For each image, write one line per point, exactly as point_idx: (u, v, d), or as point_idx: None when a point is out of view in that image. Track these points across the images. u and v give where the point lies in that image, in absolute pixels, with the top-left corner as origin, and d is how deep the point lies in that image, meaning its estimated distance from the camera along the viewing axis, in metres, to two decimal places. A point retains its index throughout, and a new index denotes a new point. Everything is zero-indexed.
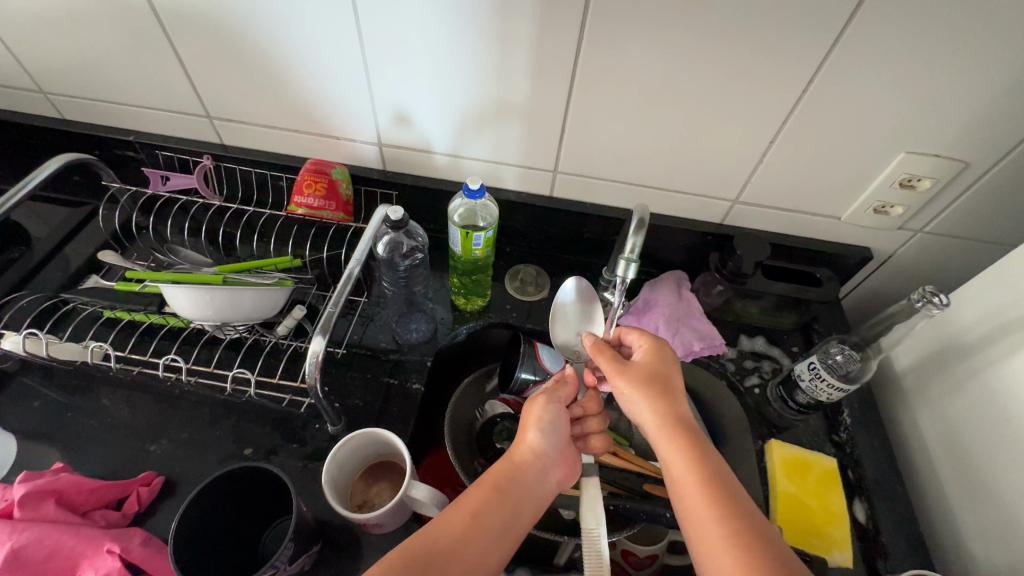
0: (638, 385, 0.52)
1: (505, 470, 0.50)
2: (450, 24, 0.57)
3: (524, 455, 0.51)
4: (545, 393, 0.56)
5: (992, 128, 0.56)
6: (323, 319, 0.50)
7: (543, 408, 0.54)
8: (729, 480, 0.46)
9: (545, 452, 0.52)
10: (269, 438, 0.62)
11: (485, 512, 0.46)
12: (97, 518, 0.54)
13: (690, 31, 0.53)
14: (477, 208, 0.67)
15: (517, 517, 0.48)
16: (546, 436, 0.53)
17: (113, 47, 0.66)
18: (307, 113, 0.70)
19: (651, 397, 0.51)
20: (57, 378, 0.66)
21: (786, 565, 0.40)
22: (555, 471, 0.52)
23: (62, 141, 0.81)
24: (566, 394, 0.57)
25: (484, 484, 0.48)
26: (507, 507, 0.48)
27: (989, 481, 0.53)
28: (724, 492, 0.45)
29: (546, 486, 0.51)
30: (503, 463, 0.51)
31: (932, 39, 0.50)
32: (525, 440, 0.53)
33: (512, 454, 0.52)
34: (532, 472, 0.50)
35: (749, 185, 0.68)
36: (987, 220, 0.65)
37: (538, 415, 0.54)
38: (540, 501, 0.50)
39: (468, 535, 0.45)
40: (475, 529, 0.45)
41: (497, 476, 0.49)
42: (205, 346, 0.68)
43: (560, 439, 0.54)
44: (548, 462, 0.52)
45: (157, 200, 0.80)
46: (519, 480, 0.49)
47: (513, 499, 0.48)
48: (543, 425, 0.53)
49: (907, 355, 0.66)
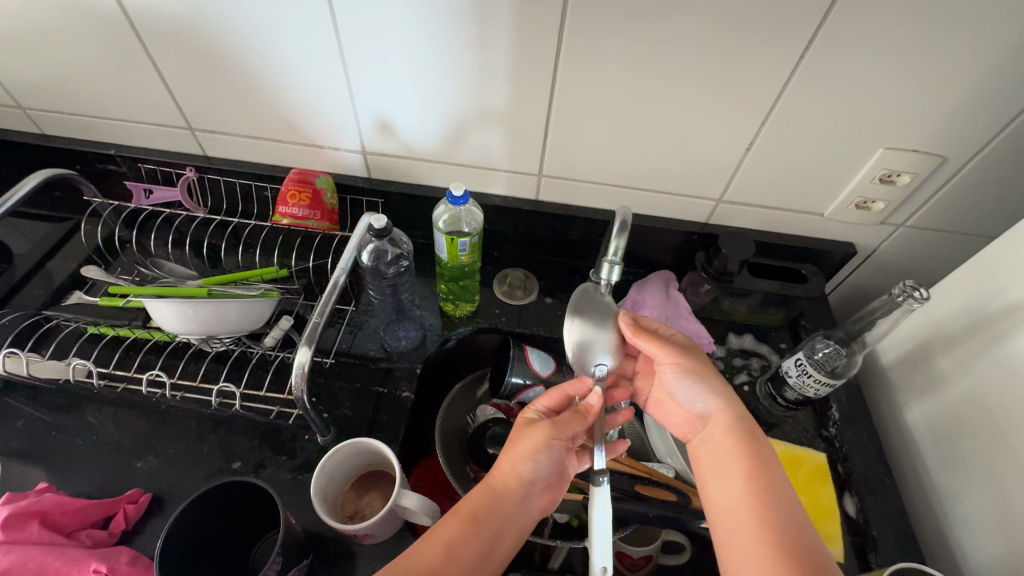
0: (691, 373, 0.55)
1: (486, 499, 0.50)
2: (428, 31, 0.57)
3: (507, 482, 0.51)
4: (549, 423, 0.54)
5: (969, 121, 0.57)
6: (308, 330, 0.50)
7: (544, 437, 0.53)
8: (774, 469, 0.49)
9: (529, 481, 0.52)
10: (258, 451, 0.61)
11: (460, 545, 0.46)
12: (83, 539, 0.53)
13: (667, 35, 0.53)
14: (462, 214, 0.67)
15: (494, 547, 0.47)
16: (535, 466, 0.52)
17: (90, 59, 0.66)
18: (291, 124, 0.70)
19: (706, 386, 0.55)
20: (42, 398, 0.65)
21: (813, 552, 0.43)
22: (537, 500, 0.52)
23: (42, 156, 0.80)
24: (571, 432, 0.54)
25: (460, 514, 0.48)
26: (485, 538, 0.47)
27: (978, 470, 0.53)
28: (767, 482, 0.48)
29: (527, 515, 0.51)
30: (482, 491, 0.51)
31: (903, 38, 0.51)
32: (511, 466, 0.52)
33: (492, 481, 0.51)
34: (514, 501, 0.50)
35: (732, 184, 0.68)
36: (967, 212, 0.66)
37: (531, 444, 0.53)
38: (519, 532, 0.50)
39: (446, 563, 0.44)
40: (453, 558, 0.45)
41: (475, 505, 0.49)
42: (191, 360, 0.67)
43: (548, 466, 0.53)
44: (529, 491, 0.52)
45: (139, 213, 0.80)
46: (496, 509, 0.49)
47: (491, 528, 0.48)
48: (535, 455, 0.52)
49: (892, 349, 0.66)
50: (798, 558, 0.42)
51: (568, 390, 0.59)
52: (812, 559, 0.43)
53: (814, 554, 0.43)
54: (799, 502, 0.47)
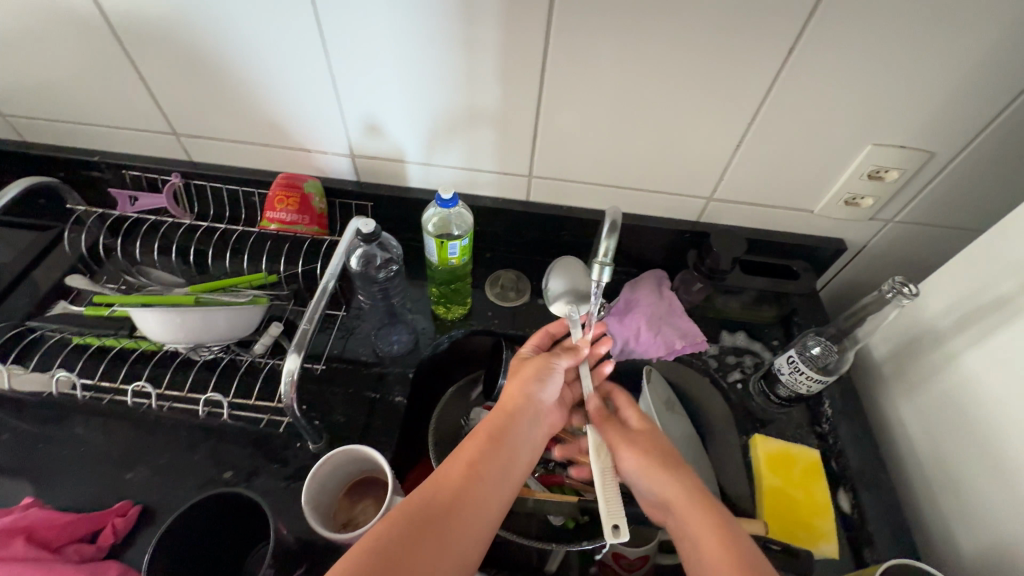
0: (644, 454, 0.53)
1: (502, 420, 0.53)
2: (414, 33, 0.56)
3: (517, 404, 0.55)
4: (544, 355, 0.60)
5: (956, 116, 0.57)
6: (298, 336, 0.50)
7: (541, 364, 0.59)
8: (747, 545, 0.45)
9: (537, 402, 0.56)
10: (250, 460, 0.61)
11: (481, 462, 0.49)
12: (70, 554, 0.52)
13: (654, 33, 0.53)
14: (452, 217, 0.67)
15: (513, 461, 0.51)
16: (540, 387, 0.57)
17: (71, 65, 0.65)
18: (277, 128, 0.69)
19: (661, 470, 0.52)
20: (27, 410, 0.64)
21: None
22: (545, 417, 0.57)
23: (24, 164, 0.78)
24: (562, 362, 0.61)
25: (480, 437, 0.51)
26: (502, 456, 0.51)
27: (971, 462, 0.53)
28: (744, 559, 0.44)
29: (539, 430, 0.56)
30: (495, 414, 0.54)
31: (888, 35, 0.51)
32: (517, 389, 0.56)
33: (502, 405, 0.55)
34: (526, 419, 0.54)
35: (723, 182, 0.68)
36: (956, 206, 0.66)
37: (532, 370, 0.58)
38: (531, 450, 0.54)
39: (468, 483, 0.47)
40: (474, 477, 0.48)
41: (491, 427, 0.52)
42: (180, 369, 0.66)
43: (551, 389, 0.58)
44: (539, 409, 0.56)
45: (125, 220, 0.78)
46: (511, 429, 0.53)
47: (508, 447, 0.51)
48: (538, 377, 0.57)
49: (884, 343, 0.67)
50: None
51: (550, 330, 0.67)
52: None
53: None
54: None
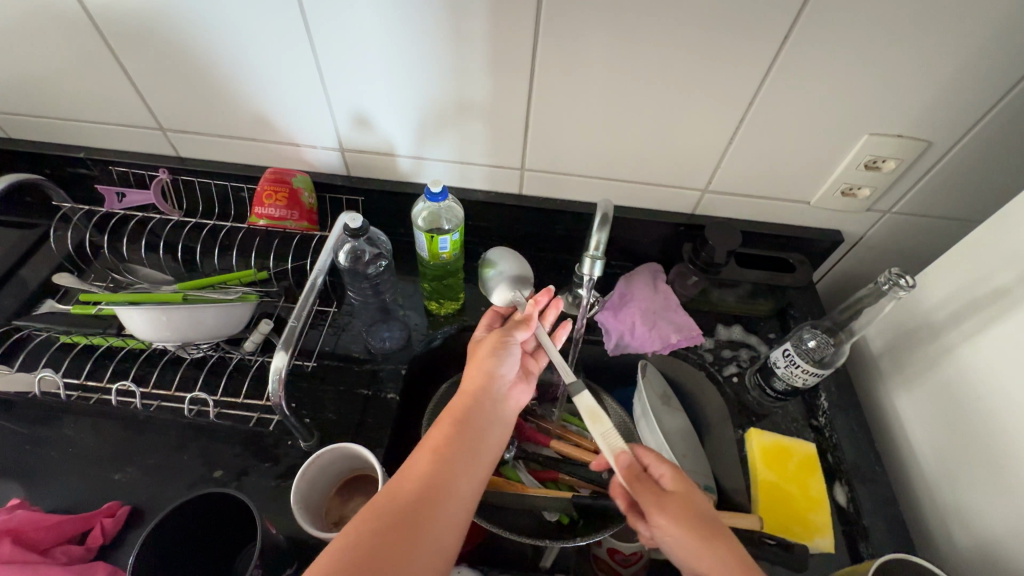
0: (686, 526, 0.45)
1: (465, 405, 0.52)
2: (401, 24, 0.55)
3: (477, 384, 0.54)
4: (497, 332, 0.58)
5: (953, 106, 0.56)
6: (285, 333, 0.49)
7: (496, 341, 0.57)
8: None
9: (499, 378, 0.55)
10: (240, 459, 0.60)
11: (449, 446, 0.49)
12: (58, 555, 0.52)
13: (646, 24, 0.52)
14: (442, 211, 0.66)
15: (480, 442, 0.50)
16: (498, 362, 0.56)
17: (52, 59, 0.63)
18: (265, 122, 0.68)
19: (704, 545, 0.44)
20: (15, 410, 0.64)
21: None
22: (512, 394, 0.56)
23: (10, 161, 0.77)
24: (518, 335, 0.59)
25: (446, 422, 0.51)
26: (469, 436, 0.50)
27: (968, 455, 0.53)
28: None
29: (506, 409, 0.55)
30: (459, 398, 0.53)
31: (884, 24, 0.50)
32: (475, 369, 0.55)
33: (465, 389, 0.54)
34: (490, 398, 0.54)
35: (718, 174, 0.68)
36: (953, 197, 0.65)
37: (489, 349, 0.57)
38: (502, 425, 0.54)
39: (436, 468, 0.47)
40: (442, 461, 0.47)
41: (456, 410, 0.52)
42: (169, 367, 0.66)
43: (511, 364, 0.57)
44: (502, 386, 0.55)
45: (113, 217, 0.77)
46: (475, 408, 0.52)
47: (474, 426, 0.51)
48: (493, 354, 0.56)
49: (881, 336, 0.66)
50: None
51: (500, 310, 0.65)
52: None
53: None
54: None
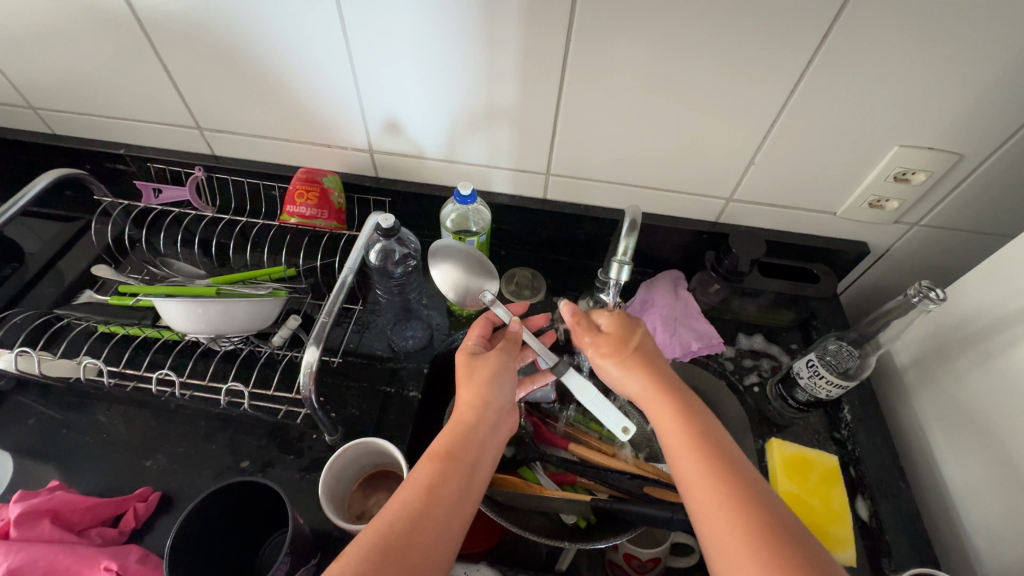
0: (616, 355, 0.53)
1: (458, 435, 0.49)
2: (434, 32, 0.57)
3: (472, 412, 0.51)
4: (500, 350, 0.56)
5: (985, 120, 0.56)
6: (316, 329, 0.50)
7: (496, 364, 0.55)
8: (711, 426, 0.47)
9: (496, 407, 0.53)
10: (266, 450, 0.62)
11: (440, 483, 0.45)
12: (93, 537, 0.54)
13: (674, 29, 0.52)
14: (469, 213, 0.70)
15: (472, 479, 0.48)
16: (495, 391, 0.53)
17: (100, 59, 0.66)
18: (298, 123, 0.70)
19: (629, 367, 0.52)
20: (53, 396, 0.66)
21: (760, 488, 0.42)
22: (503, 425, 0.54)
23: (54, 156, 0.80)
24: (517, 353, 0.57)
25: (435, 454, 0.48)
26: (462, 471, 0.47)
27: (998, 474, 0.52)
28: (709, 438, 0.45)
29: (497, 439, 0.52)
30: (450, 429, 0.50)
31: (917, 37, 0.50)
32: (467, 397, 0.52)
33: (457, 418, 0.51)
34: (486, 429, 0.51)
35: (743, 183, 0.68)
36: (984, 212, 0.64)
37: (487, 373, 0.54)
38: (493, 457, 0.51)
39: (426, 507, 0.44)
40: (433, 500, 0.44)
41: (447, 443, 0.49)
42: (201, 359, 0.68)
43: (510, 389, 0.55)
44: (499, 415, 0.53)
45: (150, 212, 0.80)
46: (470, 440, 0.49)
47: (467, 461, 0.48)
48: (491, 381, 0.53)
49: (906, 350, 0.65)
50: (754, 513, 0.40)
51: (492, 318, 0.61)
52: (767, 506, 0.41)
53: (771, 501, 0.41)
54: (747, 458, 0.45)
